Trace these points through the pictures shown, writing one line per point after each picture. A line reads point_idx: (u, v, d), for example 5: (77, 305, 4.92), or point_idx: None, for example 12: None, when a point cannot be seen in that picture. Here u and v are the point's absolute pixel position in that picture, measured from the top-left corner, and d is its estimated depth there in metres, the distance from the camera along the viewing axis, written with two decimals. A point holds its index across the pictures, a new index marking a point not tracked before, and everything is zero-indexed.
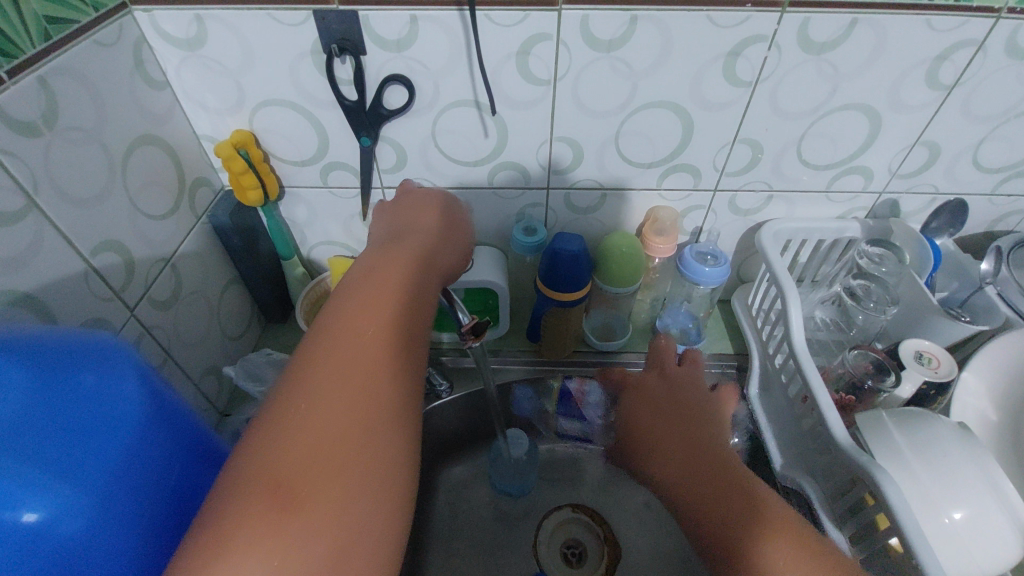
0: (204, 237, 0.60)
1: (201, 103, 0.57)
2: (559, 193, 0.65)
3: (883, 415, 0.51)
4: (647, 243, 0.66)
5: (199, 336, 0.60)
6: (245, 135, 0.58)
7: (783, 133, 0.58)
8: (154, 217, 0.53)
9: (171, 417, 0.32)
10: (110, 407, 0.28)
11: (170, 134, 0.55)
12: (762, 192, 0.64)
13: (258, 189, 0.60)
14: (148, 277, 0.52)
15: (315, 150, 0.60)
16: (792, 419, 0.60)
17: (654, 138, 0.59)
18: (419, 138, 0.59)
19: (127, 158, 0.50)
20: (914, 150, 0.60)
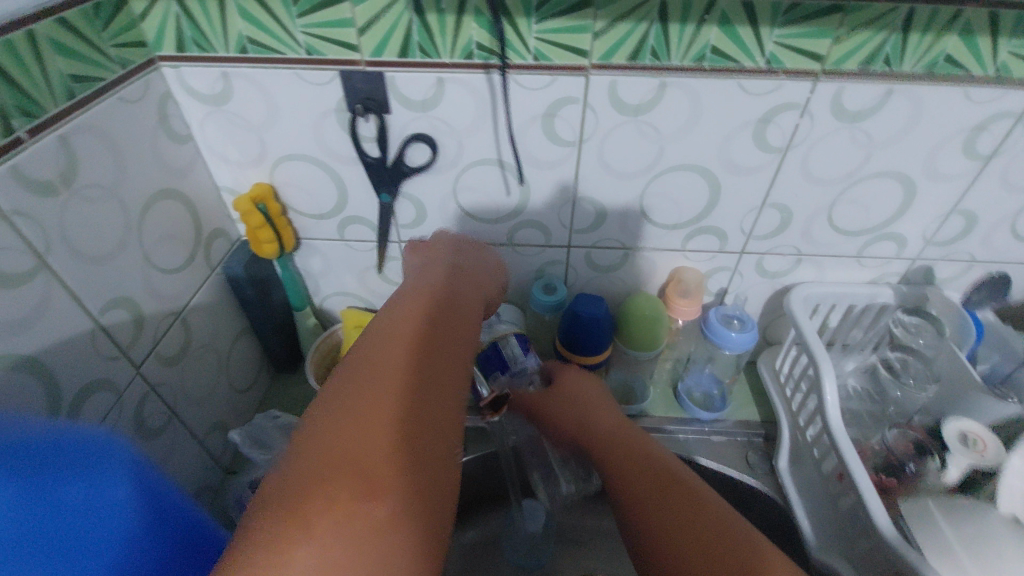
0: (216, 289, 0.59)
1: (222, 156, 0.56)
2: (580, 252, 0.63)
3: (929, 500, 0.47)
4: (670, 304, 0.63)
5: (205, 391, 0.57)
6: (267, 189, 0.57)
7: (814, 198, 0.57)
8: (167, 270, 0.52)
9: (172, 529, 0.27)
10: (94, 523, 0.24)
11: (190, 186, 0.55)
12: (791, 255, 0.62)
13: (274, 242, 0.59)
14: (157, 332, 0.50)
15: (334, 204, 0.59)
16: (827, 499, 0.56)
17: (680, 199, 0.58)
18: (440, 194, 0.58)
19: (144, 212, 0.49)
20: (950, 218, 0.58)
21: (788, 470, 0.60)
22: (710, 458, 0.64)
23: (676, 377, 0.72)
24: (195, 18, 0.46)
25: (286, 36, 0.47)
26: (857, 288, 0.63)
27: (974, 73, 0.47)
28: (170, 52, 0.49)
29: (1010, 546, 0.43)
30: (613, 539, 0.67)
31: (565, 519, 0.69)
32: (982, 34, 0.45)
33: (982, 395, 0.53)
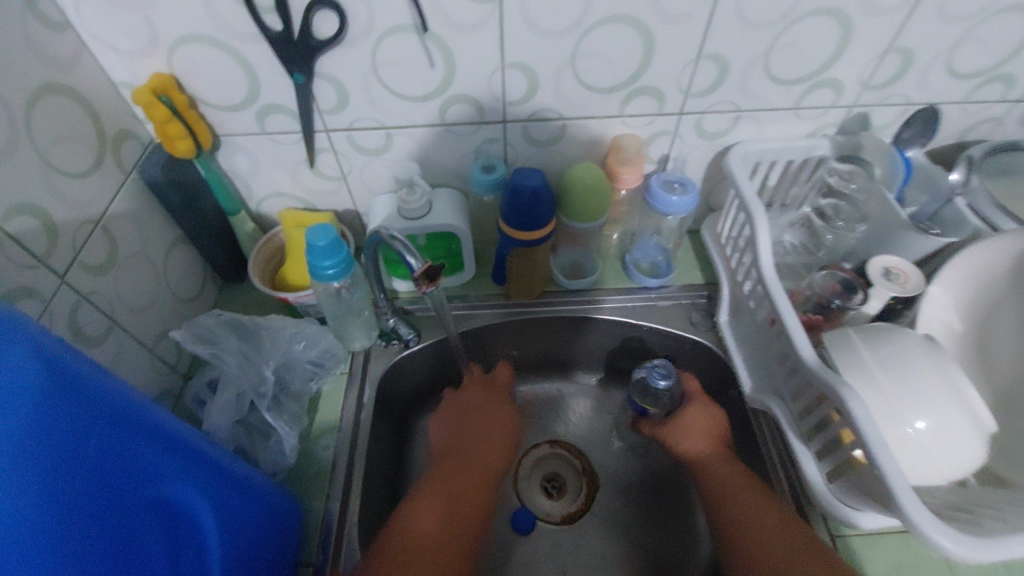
0: (136, 195, 0.56)
1: (109, 44, 0.51)
2: (516, 126, 0.61)
3: (850, 332, 0.50)
4: (613, 175, 0.63)
5: (146, 301, 0.57)
6: (167, 79, 0.53)
7: (749, 46, 0.55)
8: (74, 174, 0.49)
9: (79, 386, 0.31)
10: (8, 368, 0.27)
11: (80, 81, 0.50)
12: (729, 113, 0.61)
13: (188, 139, 0.55)
14: (75, 240, 0.48)
15: (246, 93, 0.55)
16: (762, 345, 0.60)
17: (612, 59, 0.55)
18: (360, 72, 0.54)
19: (32, 111, 0.45)
20: (887, 58, 0.57)
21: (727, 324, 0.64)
22: (654, 321, 0.68)
23: (623, 250, 0.73)
24: None
25: None
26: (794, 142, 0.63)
27: None
28: None
29: (919, 360, 0.47)
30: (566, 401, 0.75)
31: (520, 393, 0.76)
32: None
33: (905, 232, 0.55)
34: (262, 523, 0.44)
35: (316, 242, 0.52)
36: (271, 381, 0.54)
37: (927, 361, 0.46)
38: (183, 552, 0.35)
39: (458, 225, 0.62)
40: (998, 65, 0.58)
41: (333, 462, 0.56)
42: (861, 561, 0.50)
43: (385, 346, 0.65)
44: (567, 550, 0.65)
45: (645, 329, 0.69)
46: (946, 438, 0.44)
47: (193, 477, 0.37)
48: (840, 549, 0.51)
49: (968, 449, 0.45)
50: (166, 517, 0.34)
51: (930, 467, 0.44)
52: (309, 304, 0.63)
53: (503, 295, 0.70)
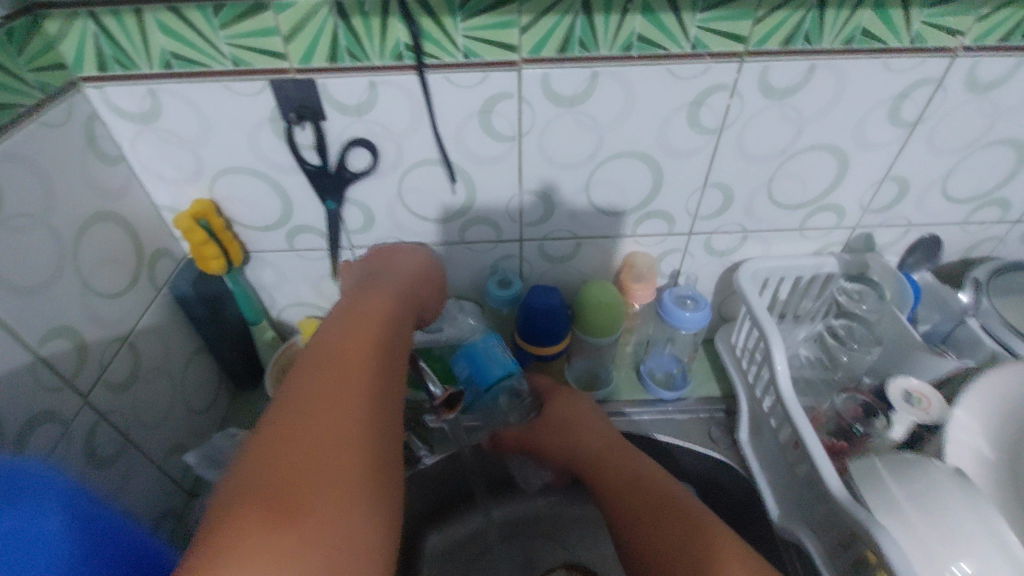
0: (165, 309, 0.58)
1: (158, 174, 0.55)
2: (532, 245, 0.64)
3: (875, 459, 0.49)
4: (628, 290, 0.66)
5: (160, 414, 0.57)
6: (207, 204, 0.56)
7: (753, 175, 0.58)
8: (110, 295, 0.51)
9: (101, 544, 0.29)
10: (36, 534, 0.26)
11: (126, 208, 0.54)
12: (736, 233, 0.64)
13: (221, 258, 0.58)
14: (102, 359, 0.49)
15: (280, 215, 0.59)
16: (786, 468, 0.58)
17: (623, 186, 0.59)
18: (386, 198, 0.58)
19: (80, 240, 0.48)
20: (884, 185, 0.60)
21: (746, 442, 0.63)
22: (672, 436, 0.67)
23: (638, 359, 0.74)
24: (114, 36, 0.45)
25: (210, 49, 0.46)
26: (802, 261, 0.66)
27: (891, 45, 0.49)
28: (91, 72, 0.47)
29: (951, 495, 0.45)
30: (586, 524, 0.72)
31: (521, 510, 0.73)
32: (894, 6, 0.46)
33: (921, 353, 0.58)
34: None
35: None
36: None
37: (952, 491, 0.45)
38: None
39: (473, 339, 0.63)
40: (992, 192, 0.61)
41: None
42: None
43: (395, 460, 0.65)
44: None
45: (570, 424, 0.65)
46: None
47: None
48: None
49: None
50: None
51: None
52: None
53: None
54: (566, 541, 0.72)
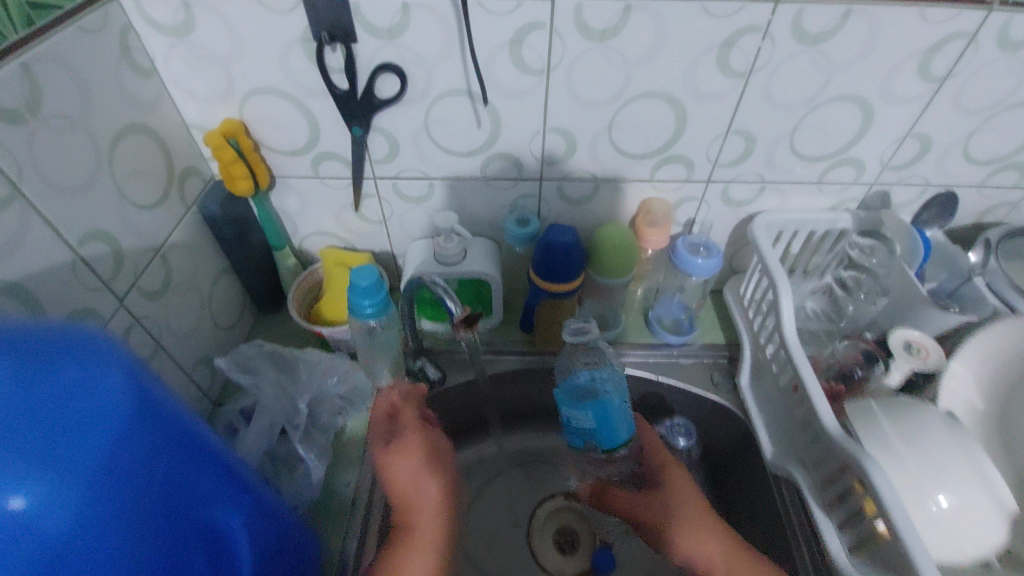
0: (194, 227, 0.60)
1: (189, 91, 0.56)
2: (552, 185, 0.65)
3: (871, 401, 0.52)
4: (641, 234, 0.66)
5: (190, 326, 0.59)
6: (237, 125, 0.58)
7: (777, 124, 0.59)
8: (143, 206, 0.52)
9: (164, 410, 0.30)
10: (94, 399, 0.26)
11: (158, 122, 0.55)
12: (754, 184, 0.65)
13: (249, 179, 0.60)
14: (136, 267, 0.51)
15: (307, 140, 0.60)
16: (785, 409, 0.61)
17: (647, 129, 0.59)
18: (412, 128, 0.58)
19: (115, 148, 0.49)
20: (906, 142, 0.60)
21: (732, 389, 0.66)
22: (674, 377, 0.70)
23: (647, 306, 0.76)
24: None
25: None
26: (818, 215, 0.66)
27: None
28: None
29: (938, 435, 0.48)
30: None
31: (526, 442, 0.77)
32: None
33: (926, 307, 0.59)
34: (295, 542, 0.45)
35: (359, 282, 0.55)
36: (304, 414, 0.60)
37: (944, 440, 0.48)
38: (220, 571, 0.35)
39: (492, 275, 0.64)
40: (1011, 155, 0.62)
41: (353, 499, 0.58)
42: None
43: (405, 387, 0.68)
44: None
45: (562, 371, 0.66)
46: (968, 518, 0.46)
47: (240, 501, 0.36)
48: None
49: (987, 525, 0.46)
50: (210, 546, 0.34)
51: (955, 544, 0.46)
52: (341, 339, 0.67)
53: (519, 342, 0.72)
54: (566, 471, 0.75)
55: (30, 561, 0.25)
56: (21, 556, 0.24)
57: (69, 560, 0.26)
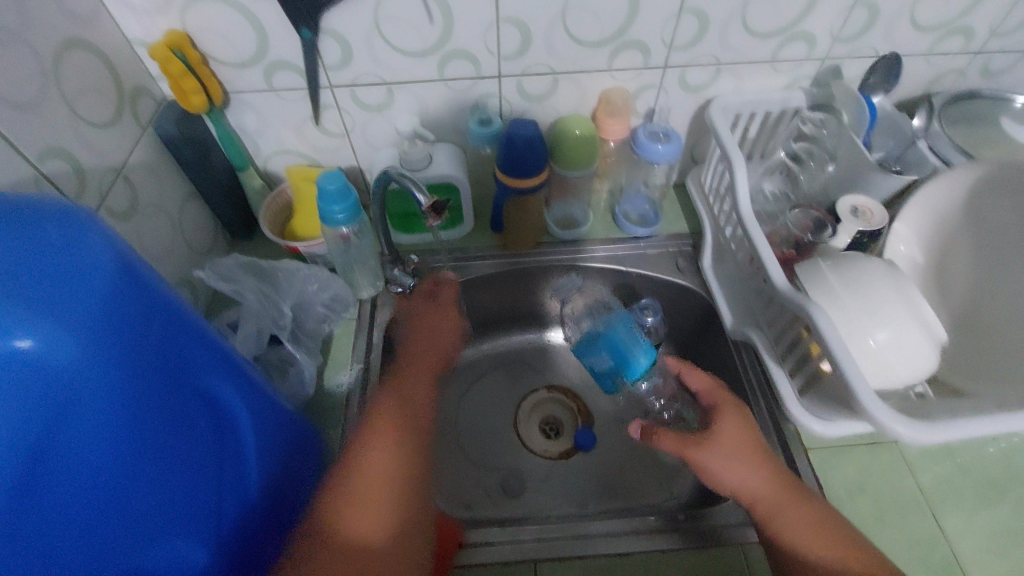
0: (152, 146, 0.67)
1: (126, 3, 0.61)
2: (512, 82, 0.74)
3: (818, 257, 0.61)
4: (602, 126, 0.77)
5: (165, 248, 0.68)
6: (181, 36, 0.64)
7: (726, 3, 0.67)
8: (96, 124, 0.58)
9: (142, 279, 0.39)
10: (81, 261, 0.35)
11: (100, 38, 0.60)
12: (709, 67, 0.74)
13: (200, 94, 0.67)
14: (100, 185, 0.58)
15: (255, 51, 0.67)
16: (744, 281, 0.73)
17: (600, 15, 0.67)
18: (363, 27, 0.65)
19: (59, 65, 0.54)
20: (854, 12, 0.69)
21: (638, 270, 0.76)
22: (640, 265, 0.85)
23: (613, 202, 0.90)
24: None
25: None
26: (772, 96, 0.78)
27: None
28: None
29: (880, 284, 0.56)
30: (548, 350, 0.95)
31: (506, 346, 0.95)
32: None
33: (873, 172, 0.72)
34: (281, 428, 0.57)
35: (327, 188, 0.67)
36: (287, 317, 0.73)
37: (885, 285, 0.56)
38: (219, 423, 0.47)
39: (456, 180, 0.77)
40: (953, 20, 0.72)
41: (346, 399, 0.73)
42: (828, 467, 0.71)
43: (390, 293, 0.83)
44: (552, 479, 0.83)
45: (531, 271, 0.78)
46: (902, 350, 0.54)
47: (222, 367, 0.48)
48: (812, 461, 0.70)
49: (923, 358, 0.55)
50: (204, 399, 0.45)
51: (892, 373, 0.54)
52: (316, 252, 0.80)
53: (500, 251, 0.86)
54: (540, 371, 0.94)
55: (47, 388, 0.33)
56: (36, 385, 0.33)
57: (75, 392, 0.34)
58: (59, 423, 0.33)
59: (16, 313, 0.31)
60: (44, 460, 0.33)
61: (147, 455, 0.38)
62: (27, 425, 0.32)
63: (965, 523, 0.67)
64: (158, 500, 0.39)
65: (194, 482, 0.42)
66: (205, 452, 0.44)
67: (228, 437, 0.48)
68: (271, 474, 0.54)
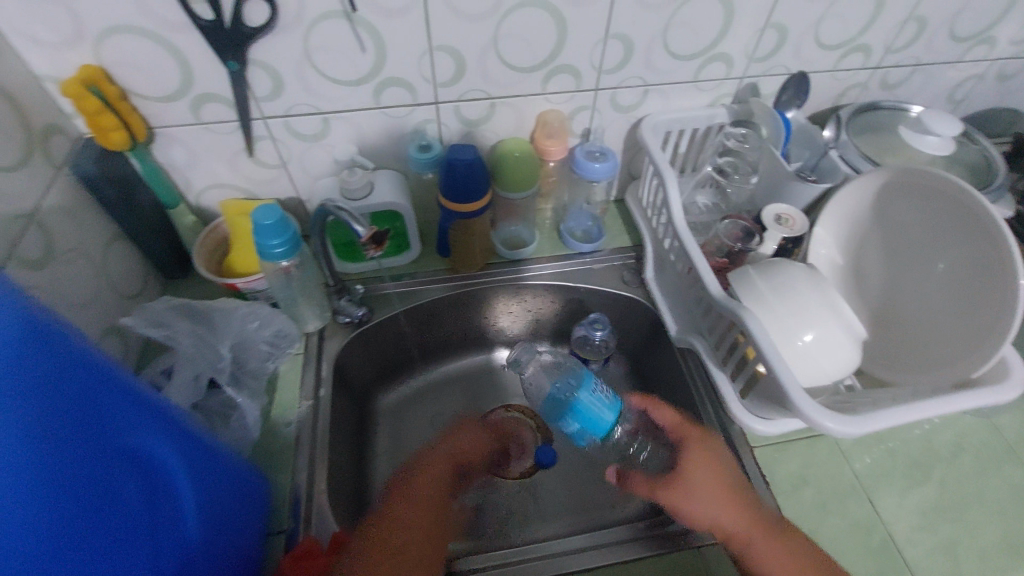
0: (70, 189, 0.57)
1: (31, 37, 0.52)
2: (581, 112, 0.73)
3: (750, 270, 0.62)
4: (542, 148, 0.72)
5: (90, 294, 0.58)
6: (96, 71, 0.55)
7: (807, 15, 0.67)
8: (4, 168, 0.50)
9: (59, 339, 0.32)
10: None
11: (75, 64, 0.55)
12: (782, 76, 0.75)
13: (121, 129, 0.58)
14: (11, 235, 0.49)
15: (179, 84, 0.58)
16: (682, 292, 0.71)
17: (697, 27, 0.66)
18: (416, 49, 0.61)
19: (49, 135, 0.56)
20: (907, 25, 0.72)
21: (653, 278, 0.76)
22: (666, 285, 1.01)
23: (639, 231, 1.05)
24: None
25: None
26: (824, 110, 0.83)
27: None
28: None
29: None
30: None
31: None
32: None
33: None
34: (235, 493, 0.48)
35: (263, 221, 0.56)
36: (227, 358, 0.59)
37: (921, 212, 0.64)
38: (160, 506, 0.37)
39: (527, 212, 0.81)
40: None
41: (295, 438, 0.61)
42: (770, 464, 0.63)
43: (338, 325, 0.71)
44: None
45: (583, 289, 0.79)
46: (954, 284, 0.60)
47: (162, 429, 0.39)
48: (757, 458, 0.63)
49: None
50: (140, 470, 0.36)
51: None
52: None
53: (557, 255, 0.81)
54: None
55: None
56: None
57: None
58: None
59: None
60: None
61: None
62: None
63: (895, 506, 0.60)
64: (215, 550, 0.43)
65: (230, 534, 0.46)
66: (132, 555, 0.34)
67: (182, 515, 0.40)
68: (252, 527, 0.50)
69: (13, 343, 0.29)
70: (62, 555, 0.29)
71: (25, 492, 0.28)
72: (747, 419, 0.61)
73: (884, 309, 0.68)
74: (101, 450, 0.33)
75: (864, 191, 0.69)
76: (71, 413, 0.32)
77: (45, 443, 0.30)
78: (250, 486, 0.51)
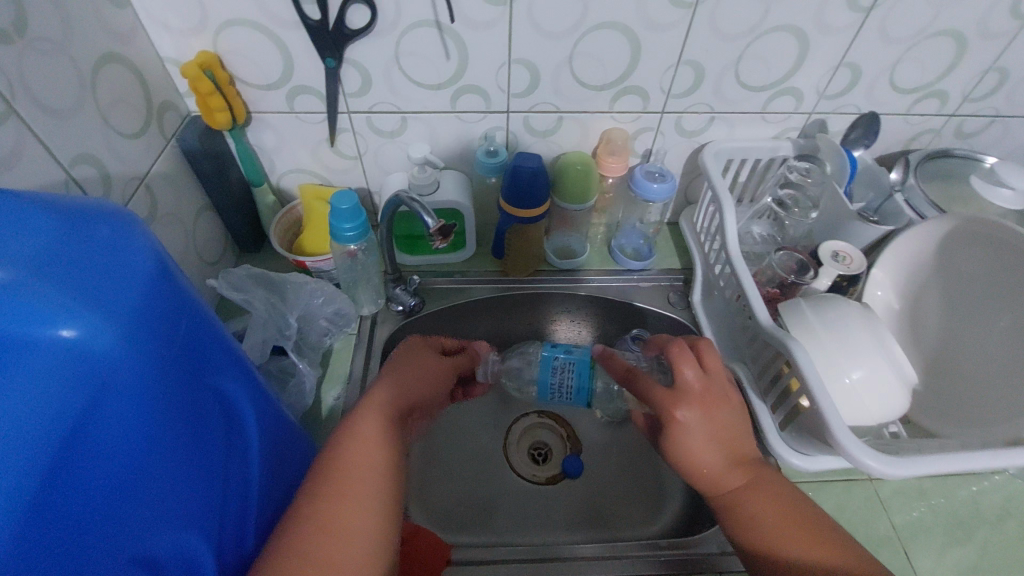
0: (174, 160, 0.64)
1: (163, 23, 0.59)
2: (645, 133, 0.75)
3: (801, 302, 0.62)
4: (602, 162, 0.74)
5: (178, 256, 0.64)
6: (211, 56, 0.61)
7: (883, 56, 0.67)
8: (125, 134, 0.56)
9: (179, 284, 0.35)
10: (124, 256, 0.31)
11: (195, 50, 0.61)
12: (852, 115, 0.75)
13: (225, 111, 0.64)
14: (123, 194, 0.55)
15: (280, 74, 0.64)
16: (728, 318, 0.71)
17: (770, 60, 0.67)
18: (496, 60, 0.65)
19: (164, 110, 0.62)
20: (988, 75, 0.71)
21: (700, 302, 0.76)
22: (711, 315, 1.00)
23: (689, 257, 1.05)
24: None
25: None
26: (892, 152, 0.82)
27: None
28: None
29: None
30: None
31: None
32: None
33: None
34: (288, 449, 0.51)
35: (340, 206, 0.61)
36: (293, 328, 0.64)
37: (989, 269, 0.63)
38: (229, 447, 0.41)
39: (580, 224, 0.83)
40: None
41: (342, 413, 0.64)
42: None
43: (391, 312, 0.74)
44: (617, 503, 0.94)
45: (629, 305, 0.80)
46: (1012, 343, 0.60)
47: (241, 378, 0.43)
48: None
49: None
50: (219, 411, 0.40)
51: None
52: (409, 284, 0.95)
53: (606, 270, 0.83)
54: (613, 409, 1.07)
55: (106, 383, 0.30)
56: (77, 383, 0.29)
57: (114, 392, 0.30)
58: (88, 423, 0.29)
59: (53, 308, 0.28)
60: (69, 456, 0.28)
61: (137, 493, 0.32)
62: (64, 412, 0.28)
63: (933, 566, 0.58)
64: (268, 496, 0.47)
65: (281, 485, 0.49)
66: (204, 487, 0.37)
67: (245, 459, 0.43)
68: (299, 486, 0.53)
69: (151, 285, 0.32)
70: (154, 480, 0.33)
71: (132, 414, 0.31)
72: (783, 450, 0.60)
73: (938, 358, 0.67)
74: (195, 387, 0.37)
75: (926, 236, 0.67)
76: (183, 354, 0.35)
77: (158, 373, 0.33)
78: (300, 443, 0.54)
